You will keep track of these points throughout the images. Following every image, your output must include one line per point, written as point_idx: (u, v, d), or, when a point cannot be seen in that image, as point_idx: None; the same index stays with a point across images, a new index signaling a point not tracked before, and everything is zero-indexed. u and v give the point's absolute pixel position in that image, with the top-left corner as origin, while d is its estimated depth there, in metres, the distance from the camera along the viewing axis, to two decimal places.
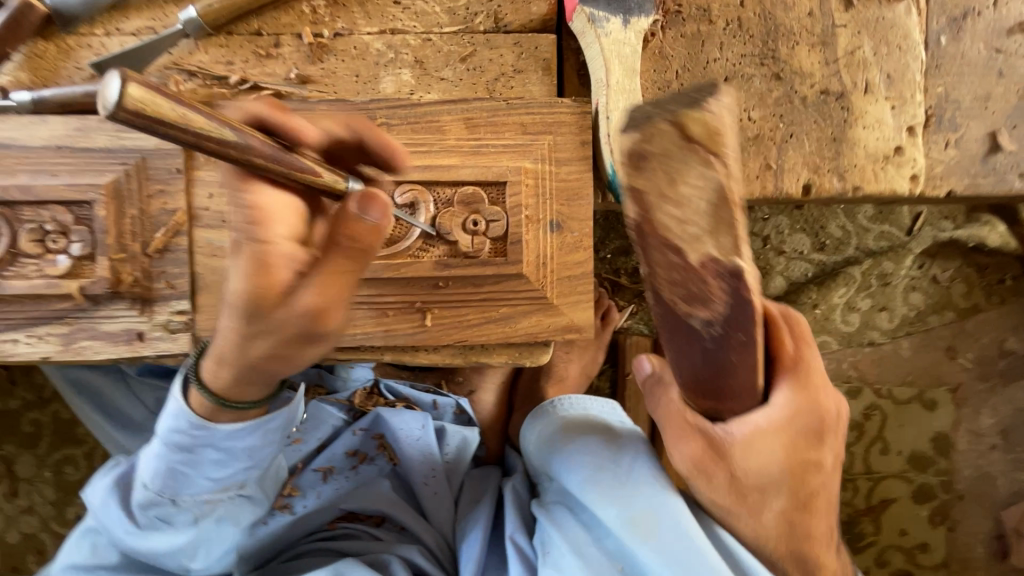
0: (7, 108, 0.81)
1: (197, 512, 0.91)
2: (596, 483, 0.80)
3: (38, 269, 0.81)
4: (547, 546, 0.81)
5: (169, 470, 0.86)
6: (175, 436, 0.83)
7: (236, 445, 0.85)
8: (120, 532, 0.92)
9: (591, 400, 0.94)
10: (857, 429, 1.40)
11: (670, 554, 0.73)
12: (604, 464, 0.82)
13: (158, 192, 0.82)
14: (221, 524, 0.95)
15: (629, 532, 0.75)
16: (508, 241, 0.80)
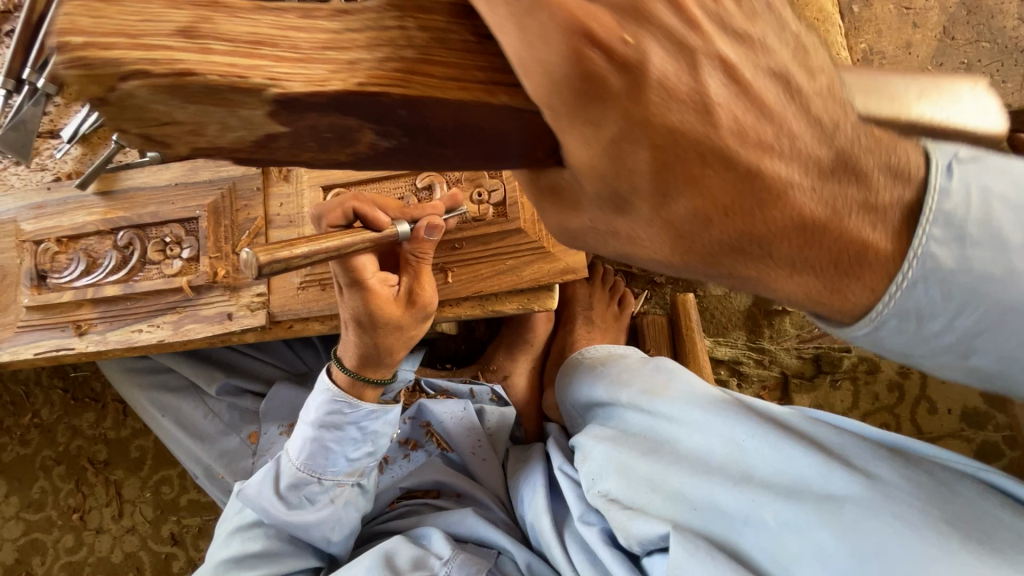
0: (144, 162, 1.13)
1: (333, 491, 1.07)
2: (613, 382, 1.06)
3: (159, 272, 1.08)
4: (589, 443, 1.00)
5: (321, 445, 1.04)
6: (326, 413, 1.04)
7: (373, 425, 1.07)
8: (272, 513, 1.03)
9: (614, 348, 1.21)
10: (897, 389, 1.39)
11: (676, 397, 0.93)
12: (624, 373, 1.05)
13: (244, 206, 1.09)
14: (349, 507, 1.08)
15: (645, 395, 0.97)
16: (507, 205, 1.00)
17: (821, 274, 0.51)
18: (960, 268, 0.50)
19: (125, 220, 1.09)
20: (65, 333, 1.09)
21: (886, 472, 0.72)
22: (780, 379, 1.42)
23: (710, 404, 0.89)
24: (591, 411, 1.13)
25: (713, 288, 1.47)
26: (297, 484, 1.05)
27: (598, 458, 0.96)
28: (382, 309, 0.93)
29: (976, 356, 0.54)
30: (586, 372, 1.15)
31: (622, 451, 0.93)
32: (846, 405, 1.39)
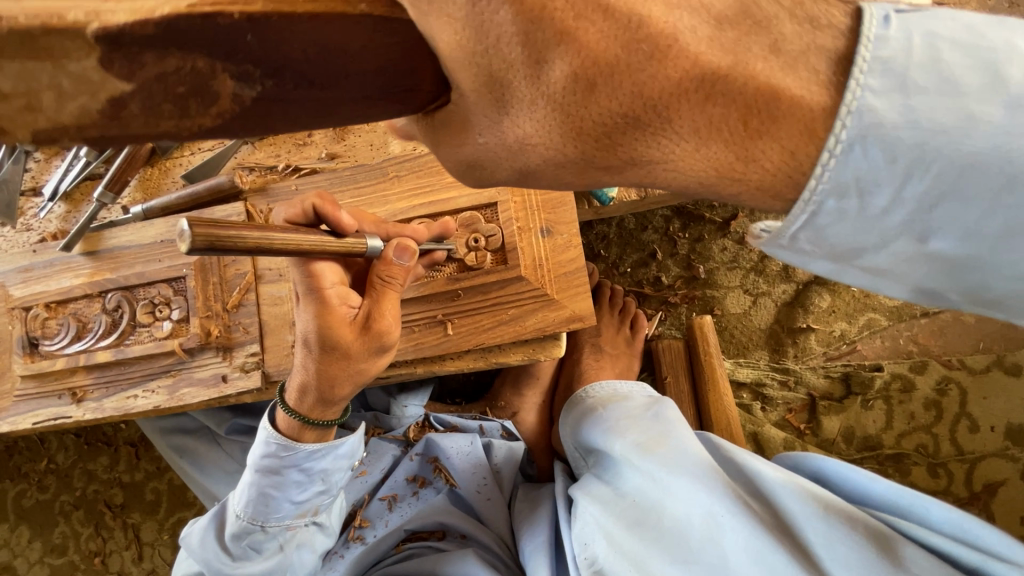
0: (129, 219, 1.09)
1: (283, 536, 1.03)
2: (610, 430, 1.03)
3: (150, 335, 1.04)
4: (580, 500, 1.00)
5: (262, 493, 0.99)
6: (264, 462, 0.98)
7: (318, 465, 1.00)
8: (217, 565, 1.01)
9: (620, 384, 1.16)
10: (935, 407, 1.30)
11: (667, 462, 0.92)
12: (617, 421, 1.04)
13: (232, 261, 1.05)
14: (301, 550, 1.05)
15: (638, 453, 0.95)
16: (506, 250, 0.93)
17: (730, 141, 0.46)
18: (904, 122, 0.43)
19: (112, 282, 1.05)
20: (60, 401, 1.06)
21: (851, 574, 0.78)
22: (808, 401, 1.34)
23: (698, 476, 0.89)
24: (589, 455, 1.10)
25: (732, 307, 1.40)
26: (242, 533, 1.01)
27: (588, 522, 0.97)
28: (334, 331, 0.83)
29: (934, 236, 0.46)
30: (588, 411, 1.13)
31: (609, 519, 0.94)
32: (878, 426, 1.31)
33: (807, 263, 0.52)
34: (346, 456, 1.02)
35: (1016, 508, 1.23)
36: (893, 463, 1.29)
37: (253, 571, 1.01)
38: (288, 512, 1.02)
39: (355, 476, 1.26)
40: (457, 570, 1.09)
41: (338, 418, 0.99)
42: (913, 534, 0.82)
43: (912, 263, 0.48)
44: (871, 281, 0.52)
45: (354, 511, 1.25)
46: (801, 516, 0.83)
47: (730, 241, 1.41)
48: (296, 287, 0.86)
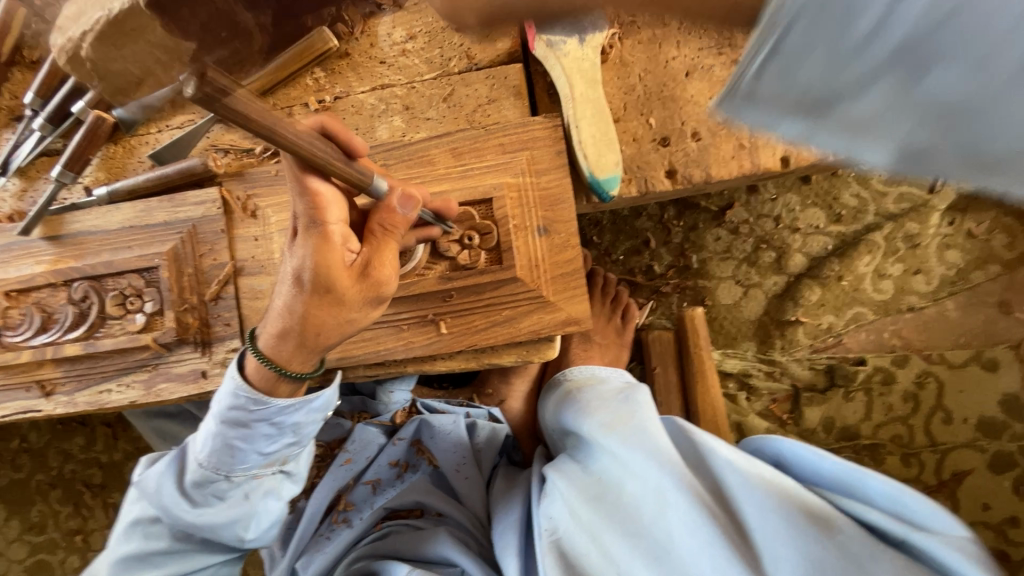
0: (92, 202, 1.01)
1: (248, 485, 0.93)
2: (580, 410, 1.01)
3: (122, 328, 0.98)
4: (549, 473, 0.98)
5: (232, 445, 0.87)
6: (236, 415, 0.85)
7: (292, 419, 0.88)
8: (177, 512, 0.92)
9: (598, 367, 1.15)
10: (912, 399, 1.34)
11: (628, 440, 0.90)
12: (589, 401, 1.02)
13: (208, 252, 0.98)
14: (270, 498, 0.95)
15: (600, 431, 0.93)
16: (501, 250, 0.89)
17: None
18: None
19: (77, 270, 0.98)
20: (30, 393, 1.01)
21: (782, 550, 0.75)
22: (792, 391, 1.36)
23: (651, 452, 0.87)
24: (563, 435, 1.08)
25: (723, 297, 1.39)
26: (207, 483, 0.90)
27: (553, 495, 0.95)
28: (329, 274, 0.75)
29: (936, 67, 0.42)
30: (562, 394, 1.10)
31: (571, 494, 0.92)
32: (858, 416, 1.35)
33: (773, 122, 0.48)
34: (321, 411, 0.89)
35: (979, 496, 1.30)
36: (869, 453, 1.33)
37: (218, 521, 0.92)
38: (250, 463, 0.90)
39: (340, 464, 1.24)
40: (432, 549, 1.09)
41: (317, 369, 0.87)
42: (848, 509, 0.80)
43: (891, 107, 0.46)
44: (845, 144, 0.50)
45: (338, 495, 1.25)
46: (740, 491, 0.81)
47: (725, 230, 1.38)
48: (293, 219, 0.77)
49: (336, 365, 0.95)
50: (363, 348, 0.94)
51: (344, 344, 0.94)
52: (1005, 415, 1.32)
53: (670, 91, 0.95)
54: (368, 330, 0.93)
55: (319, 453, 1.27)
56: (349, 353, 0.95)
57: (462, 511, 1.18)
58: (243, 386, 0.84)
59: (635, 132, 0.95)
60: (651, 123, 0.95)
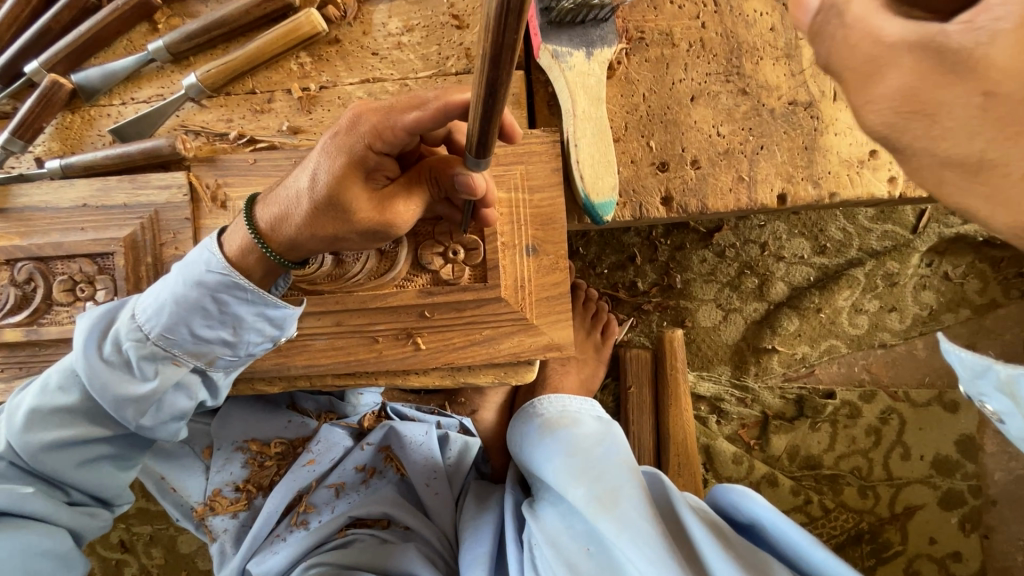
0: (43, 174, 0.92)
1: (171, 364, 0.80)
2: (564, 471, 0.92)
3: (70, 316, 0.91)
4: (536, 540, 0.92)
5: (171, 308, 0.76)
6: (192, 272, 0.76)
7: (234, 307, 0.77)
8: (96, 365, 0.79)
9: (570, 402, 1.09)
10: (875, 434, 1.37)
11: (621, 519, 0.83)
12: (574, 454, 0.95)
13: (170, 240, 0.91)
14: (183, 392, 0.82)
15: (590, 508, 0.86)
16: (487, 267, 0.86)
17: None
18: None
19: (20, 250, 0.90)
20: None
21: None
22: (761, 418, 1.38)
23: (647, 539, 0.81)
24: (539, 482, 1.02)
25: (703, 320, 1.39)
26: (130, 344, 0.79)
27: (539, 558, 0.91)
28: (348, 194, 0.73)
29: None
30: (541, 440, 1.02)
31: (558, 564, 0.86)
32: (822, 446, 1.37)
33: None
34: (273, 324, 0.79)
35: (926, 531, 1.35)
36: (829, 483, 1.36)
37: (121, 390, 0.79)
38: (186, 343, 0.79)
39: (301, 465, 1.19)
40: (399, 564, 1.08)
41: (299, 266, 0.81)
42: None
43: None
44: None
45: (299, 495, 1.20)
46: None
47: (711, 253, 1.38)
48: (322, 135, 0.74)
49: (305, 372, 0.90)
50: (332, 357, 0.89)
51: (313, 352, 0.90)
52: (959, 454, 1.37)
53: (673, 115, 0.92)
54: (339, 340, 0.89)
55: (281, 451, 1.22)
56: (318, 362, 0.90)
57: (431, 528, 1.16)
58: (211, 254, 0.76)
59: (634, 154, 0.92)
60: (651, 146, 0.92)
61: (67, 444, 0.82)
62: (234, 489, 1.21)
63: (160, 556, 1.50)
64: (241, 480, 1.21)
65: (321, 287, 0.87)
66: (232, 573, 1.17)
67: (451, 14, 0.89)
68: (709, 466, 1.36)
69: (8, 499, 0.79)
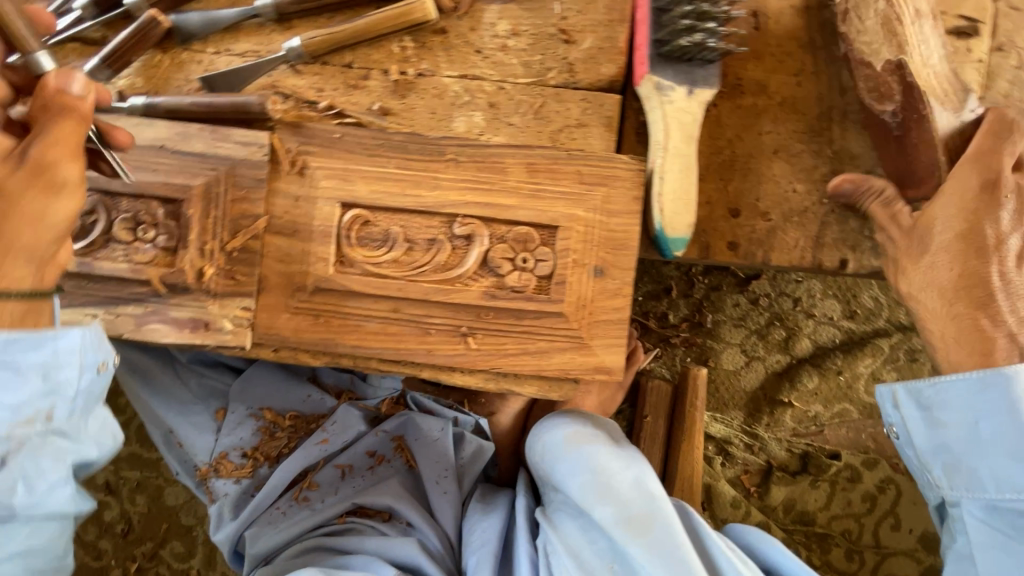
0: (121, 108, 0.90)
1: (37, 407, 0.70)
2: (590, 489, 0.93)
3: (125, 254, 0.89)
4: (556, 549, 0.95)
5: None
6: None
7: None
8: None
9: (591, 416, 1.08)
10: (870, 501, 1.40)
11: (651, 547, 0.87)
12: (599, 472, 0.95)
13: (240, 197, 0.90)
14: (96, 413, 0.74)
15: (619, 531, 0.89)
16: (554, 281, 0.87)
17: None
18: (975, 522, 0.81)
19: (88, 180, 0.89)
20: None
21: None
22: (764, 467, 1.40)
23: (676, 567, 0.85)
24: (556, 491, 1.03)
25: (726, 362, 1.41)
26: None
27: (558, 567, 0.94)
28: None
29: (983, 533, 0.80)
30: (562, 446, 1.01)
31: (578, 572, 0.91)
32: (817, 504, 1.40)
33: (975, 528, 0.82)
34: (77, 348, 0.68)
35: None
36: (818, 540, 1.39)
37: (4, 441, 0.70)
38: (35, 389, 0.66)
39: (314, 443, 1.18)
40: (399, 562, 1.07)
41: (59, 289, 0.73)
42: None
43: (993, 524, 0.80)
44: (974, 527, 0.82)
45: (304, 470, 1.20)
46: None
47: (745, 299, 1.40)
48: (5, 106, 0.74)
49: (351, 352, 0.89)
50: (381, 342, 0.89)
51: (363, 333, 0.89)
52: None
53: (755, 165, 0.94)
54: (392, 325, 0.89)
55: (294, 424, 1.21)
56: (366, 344, 0.89)
57: (435, 524, 1.16)
58: None
59: (710, 195, 0.94)
60: (728, 191, 0.94)
61: None
62: (241, 453, 1.20)
63: (143, 504, 1.48)
64: (250, 446, 1.20)
65: (387, 274, 0.88)
66: (229, 539, 1.16)
67: (559, 28, 0.90)
68: (706, 506, 1.39)
69: None
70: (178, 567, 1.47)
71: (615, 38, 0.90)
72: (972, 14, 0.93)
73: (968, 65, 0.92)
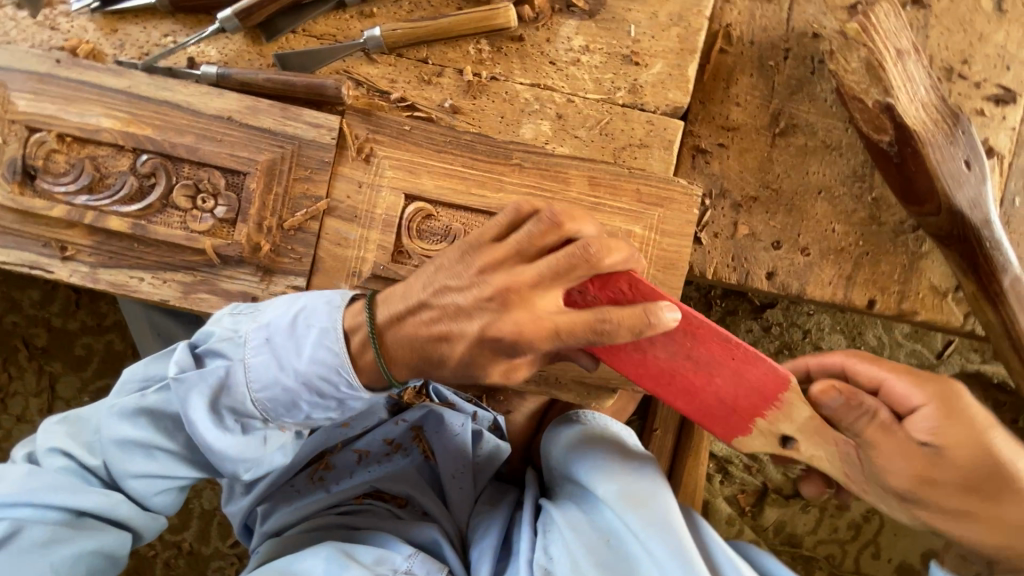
0: (191, 76, 0.91)
1: (273, 432, 0.82)
2: (597, 468, 0.96)
3: (182, 222, 0.89)
4: (558, 523, 0.94)
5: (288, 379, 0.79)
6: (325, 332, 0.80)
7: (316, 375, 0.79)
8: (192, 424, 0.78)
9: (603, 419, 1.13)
10: (855, 529, 1.47)
11: (650, 520, 0.87)
12: (606, 455, 0.98)
13: (304, 177, 0.91)
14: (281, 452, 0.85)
15: (621, 503, 0.90)
16: None
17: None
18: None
19: (151, 142, 0.88)
20: (46, 249, 0.90)
21: None
22: (761, 489, 1.46)
23: (674, 543, 0.85)
24: (561, 480, 1.05)
25: None
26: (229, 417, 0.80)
27: (554, 538, 0.92)
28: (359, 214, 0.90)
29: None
30: (569, 439, 1.03)
31: (575, 540, 0.89)
32: (806, 528, 1.46)
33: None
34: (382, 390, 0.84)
35: None
36: (803, 562, 1.46)
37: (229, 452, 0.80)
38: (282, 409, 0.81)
39: (336, 426, 1.18)
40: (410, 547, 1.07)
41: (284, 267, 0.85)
42: None
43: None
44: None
45: (322, 452, 1.21)
46: None
47: (758, 326, 1.45)
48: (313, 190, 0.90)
49: None
50: None
51: None
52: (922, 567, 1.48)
53: (800, 202, 0.98)
54: None
55: None
56: None
57: (447, 513, 1.17)
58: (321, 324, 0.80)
59: (755, 228, 0.98)
60: (773, 224, 0.98)
61: (150, 476, 0.80)
62: None
63: None
64: None
65: None
66: (242, 513, 1.16)
67: (632, 50, 0.93)
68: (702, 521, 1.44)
69: (103, 500, 0.77)
70: (171, 539, 1.45)
71: (684, 66, 0.93)
72: (1014, 83, 0.98)
73: (1004, 131, 0.98)
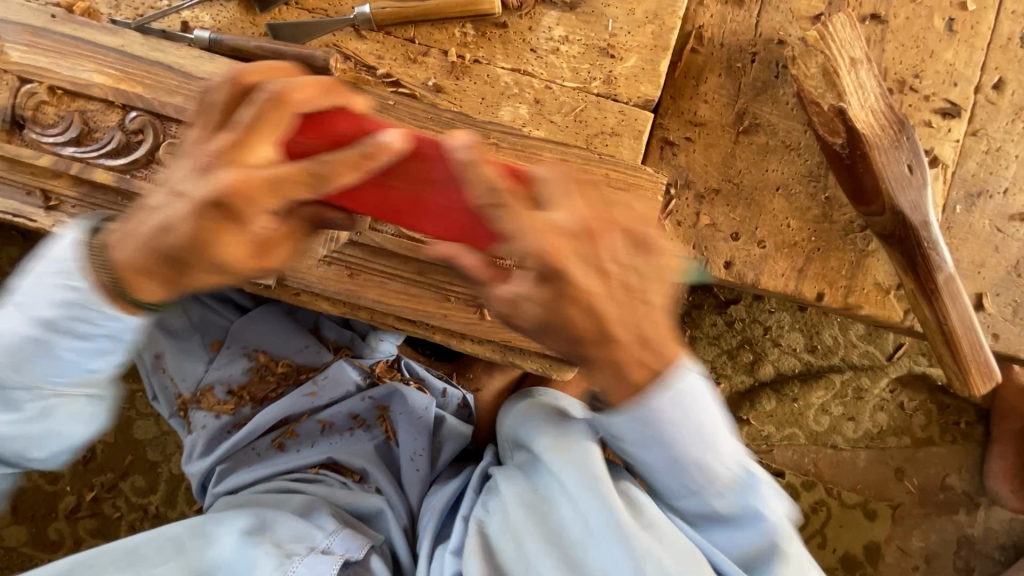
0: (185, 40, 0.95)
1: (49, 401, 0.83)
2: (535, 425, 1.01)
3: (166, 179, 0.92)
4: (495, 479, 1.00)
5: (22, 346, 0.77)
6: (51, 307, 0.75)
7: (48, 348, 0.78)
8: None
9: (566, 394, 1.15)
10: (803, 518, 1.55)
11: (573, 464, 0.91)
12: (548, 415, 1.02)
13: None
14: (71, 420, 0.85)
15: (549, 452, 0.94)
16: None
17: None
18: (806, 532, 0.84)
19: (141, 100, 0.91)
20: (30, 198, 0.92)
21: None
22: None
23: (593, 490, 0.88)
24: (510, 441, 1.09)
25: None
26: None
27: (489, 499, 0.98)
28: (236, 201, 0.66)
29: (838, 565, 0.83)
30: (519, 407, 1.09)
31: (513, 505, 0.94)
32: None
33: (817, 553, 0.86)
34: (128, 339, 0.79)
35: None
36: None
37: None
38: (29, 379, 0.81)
39: (303, 394, 1.21)
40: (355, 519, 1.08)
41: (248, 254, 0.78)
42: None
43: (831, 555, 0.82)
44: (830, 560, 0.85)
45: (288, 419, 1.23)
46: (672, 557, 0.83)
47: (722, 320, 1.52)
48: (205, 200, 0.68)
49: (372, 306, 0.95)
50: (402, 299, 0.95)
51: (386, 291, 0.95)
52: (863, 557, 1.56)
53: (759, 197, 1.04)
54: (414, 286, 0.95)
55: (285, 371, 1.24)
56: (388, 301, 0.95)
57: (401, 491, 1.18)
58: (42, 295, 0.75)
59: (716, 219, 1.04)
60: (732, 216, 1.04)
61: None
62: (226, 390, 1.21)
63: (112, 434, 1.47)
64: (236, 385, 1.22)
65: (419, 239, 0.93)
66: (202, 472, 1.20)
67: (609, 43, 0.99)
68: None
69: None
70: (138, 501, 1.47)
71: (657, 62, 0.99)
72: (960, 99, 1.05)
73: (948, 142, 1.06)
